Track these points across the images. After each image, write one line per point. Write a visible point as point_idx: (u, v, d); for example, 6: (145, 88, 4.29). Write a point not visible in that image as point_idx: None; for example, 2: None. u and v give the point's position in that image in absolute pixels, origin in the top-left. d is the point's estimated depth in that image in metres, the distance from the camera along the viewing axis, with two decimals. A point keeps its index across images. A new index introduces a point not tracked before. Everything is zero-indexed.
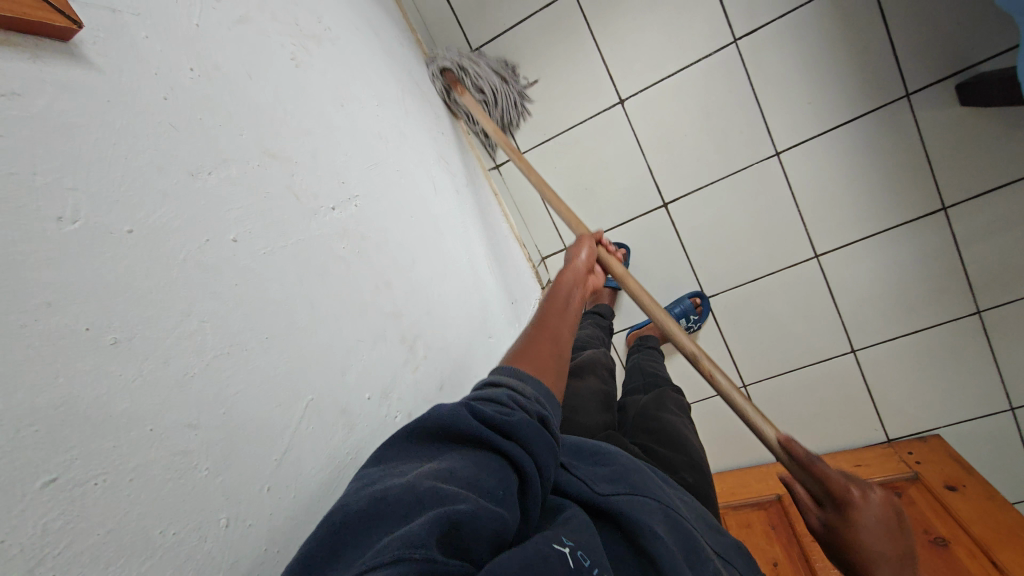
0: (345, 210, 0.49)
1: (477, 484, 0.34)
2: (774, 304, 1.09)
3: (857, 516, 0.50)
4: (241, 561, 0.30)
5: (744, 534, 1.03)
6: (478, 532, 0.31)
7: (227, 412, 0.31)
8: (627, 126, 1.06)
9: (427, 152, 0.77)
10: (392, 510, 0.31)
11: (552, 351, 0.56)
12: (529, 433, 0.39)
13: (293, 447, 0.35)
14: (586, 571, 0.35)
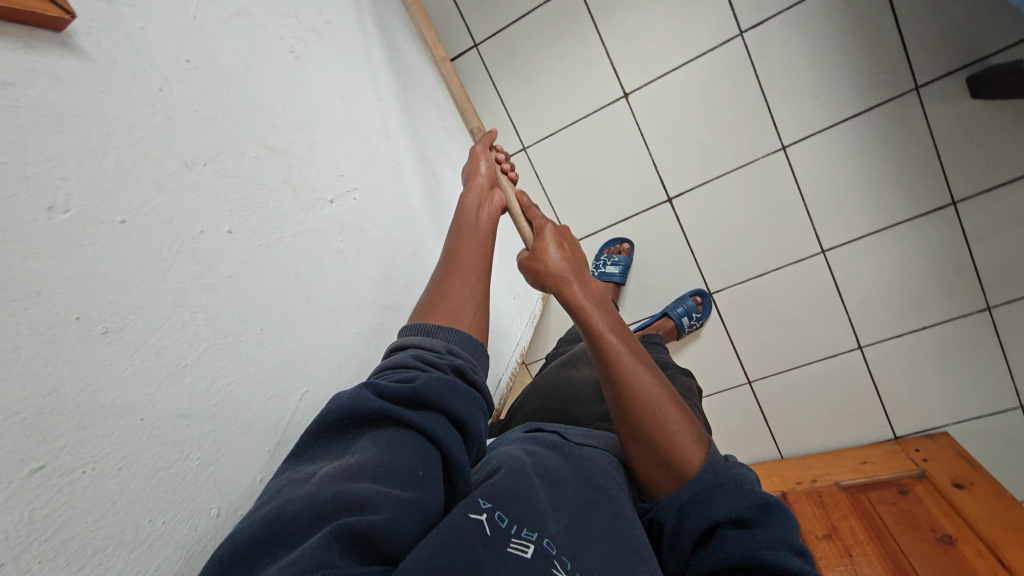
0: (342, 203, 0.49)
1: (388, 471, 0.36)
2: (779, 300, 1.08)
3: (548, 254, 0.60)
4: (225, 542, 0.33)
5: None
6: (391, 527, 0.33)
7: (220, 402, 0.34)
8: (631, 120, 1.05)
9: (428, 147, 0.76)
10: (295, 522, 0.32)
11: (467, 284, 0.54)
12: (433, 395, 0.42)
13: (282, 439, 0.38)
14: (505, 535, 0.37)
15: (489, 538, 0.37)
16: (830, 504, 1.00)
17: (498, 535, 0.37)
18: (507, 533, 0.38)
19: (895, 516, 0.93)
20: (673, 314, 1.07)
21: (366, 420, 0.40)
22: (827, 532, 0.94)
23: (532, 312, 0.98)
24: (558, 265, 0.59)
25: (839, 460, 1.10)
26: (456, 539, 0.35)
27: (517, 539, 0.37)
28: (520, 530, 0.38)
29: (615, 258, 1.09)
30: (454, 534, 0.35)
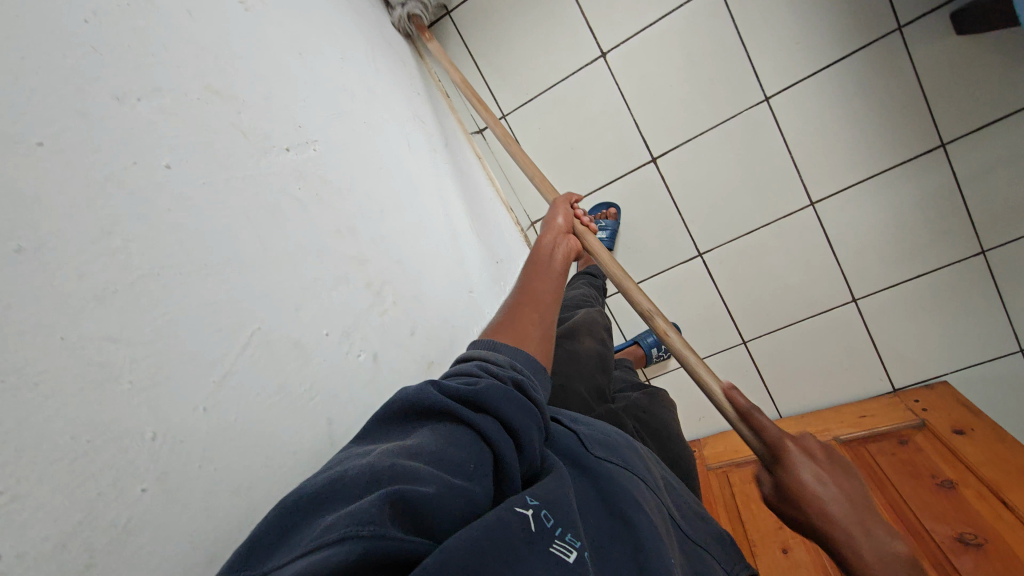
0: (301, 152, 0.47)
1: (442, 458, 0.35)
2: (771, 256, 1.07)
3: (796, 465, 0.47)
4: (171, 480, 0.27)
5: (747, 489, 1.01)
6: (437, 507, 0.31)
7: (162, 325, 0.29)
8: (610, 80, 1.03)
9: (400, 110, 0.75)
10: (339, 490, 0.30)
11: (537, 315, 0.59)
12: (495, 398, 0.41)
13: (235, 372, 0.31)
14: (549, 534, 0.36)
15: (534, 533, 0.35)
16: None
17: (543, 533, 0.35)
18: (552, 532, 0.36)
19: (895, 465, 0.92)
20: (645, 344, 1.17)
21: (426, 415, 0.39)
22: None
23: None
24: (825, 498, 0.44)
25: (838, 416, 1.09)
26: (501, 531, 0.33)
27: (560, 540, 0.36)
28: (564, 534, 0.37)
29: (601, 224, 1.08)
30: (502, 527, 0.33)
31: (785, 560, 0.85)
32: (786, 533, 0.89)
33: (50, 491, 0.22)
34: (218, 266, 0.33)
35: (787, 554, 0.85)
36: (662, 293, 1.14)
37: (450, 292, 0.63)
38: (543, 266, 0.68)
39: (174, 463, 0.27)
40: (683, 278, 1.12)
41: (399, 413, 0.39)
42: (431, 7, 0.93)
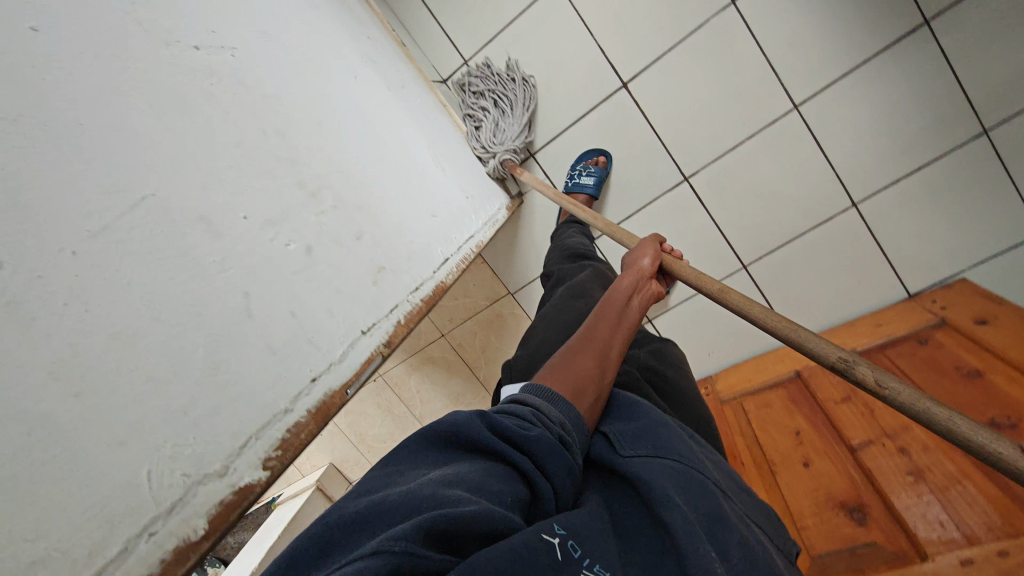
0: (214, 53, 0.43)
1: (483, 488, 0.37)
2: (759, 170, 1.03)
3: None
4: (20, 307, 0.25)
5: (763, 414, 0.97)
6: (472, 528, 0.33)
7: (10, 166, 0.26)
8: (569, 7, 0.99)
9: (347, 46, 0.73)
10: (385, 512, 0.33)
11: (598, 365, 0.52)
12: (543, 447, 0.41)
13: (115, 224, 0.30)
14: (577, 564, 0.35)
15: (562, 563, 0.34)
16: None
17: (571, 562, 0.34)
18: (579, 563, 0.35)
19: (918, 366, 0.86)
20: None
21: (475, 449, 0.41)
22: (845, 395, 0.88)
23: (497, 219, 0.91)
24: None
25: (853, 329, 1.04)
26: (528, 555, 0.33)
27: (591, 572, 0.35)
28: (592, 564, 0.35)
29: (590, 169, 1.06)
30: (529, 555, 0.33)
31: (807, 473, 0.79)
32: (806, 450, 0.83)
33: None
34: (93, 125, 0.31)
35: (809, 467, 0.80)
36: (650, 225, 1.12)
37: (406, 214, 0.61)
38: (614, 310, 0.59)
39: (24, 294, 0.26)
40: (670, 207, 1.09)
41: (448, 442, 0.41)
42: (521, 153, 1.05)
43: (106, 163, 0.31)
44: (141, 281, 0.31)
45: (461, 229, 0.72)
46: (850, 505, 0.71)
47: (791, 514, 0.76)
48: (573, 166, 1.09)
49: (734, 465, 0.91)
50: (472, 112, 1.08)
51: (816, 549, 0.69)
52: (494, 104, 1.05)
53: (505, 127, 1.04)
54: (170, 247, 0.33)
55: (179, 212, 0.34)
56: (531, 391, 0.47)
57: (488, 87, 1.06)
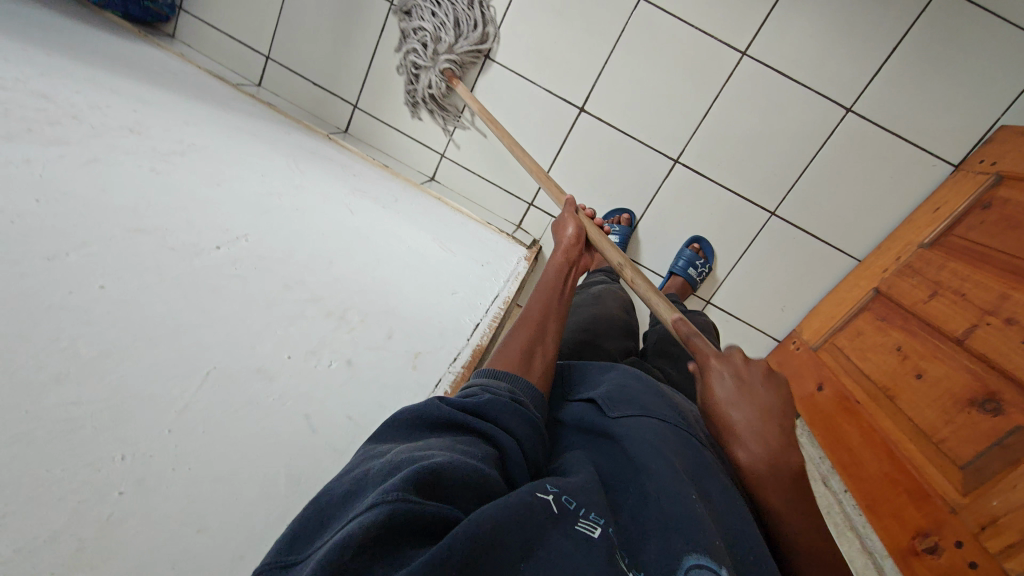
0: (231, 245, 0.56)
1: (455, 446, 0.39)
2: (738, 123, 1.04)
3: (713, 375, 0.53)
4: (147, 481, 0.33)
5: (857, 343, 0.92)
6: (456, 478, 0.34)
7: (115, 384, 0.35)
8: (506, 72, 1.09)
9: (335, 191, 0.86)
10: (368, 480, 0.34)
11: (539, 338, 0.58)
12: (502, 410, 0.44)
13: (197, 399, 0.38)
14: (573, 514, 0.37)
15: (558, 515, 0.36)
16: (924, 264, 0.89)
17: (566, 512, 0.36)
18: (575, 513, 0.37)
19: (993, 231, 0.80)
20: (678, 269, 1.09)
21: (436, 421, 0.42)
22: (932, 291, 0.83)
23: (519, 271, 0.96)
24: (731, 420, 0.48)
25: (914, 223, 0.98)
26: (520, 506, 0.34)
27: (585, 518, 0.37)
28: (587, 513, 0.37)
29: (614, 228, 1.11)
30: (525, 508, 0.35)
31: (924, 384, 0.74)
32: (915, 360, 0.78)
33: (36, 522, 0.28)
34: (162, 335, 0.40)
35: (923, 377, 0.74)
36: (665, 218, 1.13)
37: (429, 303, 0.68)
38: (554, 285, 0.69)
39: (145, 472, 0.33)
40: (674, 193, 1.11)
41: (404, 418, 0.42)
42: (463, 59, 1.04)
43: (178, 356, 0.40)
44: (225, 435, 0.39)
45: (482, 293, 0.78)
46: (978, 398, 0.65)
47: (926, 432, 0.69)
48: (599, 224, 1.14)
49: (849, 407, 0.83)
50: (408, 30, 1.06)
51: (963, 459, 0.63)
52: (437, 17, 1.03)
53: (448, 46, 1.03)
54: (238, 398, 0.41)
55: (239, 372, 0.42)
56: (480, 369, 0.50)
57: (425, 4, 1.03)
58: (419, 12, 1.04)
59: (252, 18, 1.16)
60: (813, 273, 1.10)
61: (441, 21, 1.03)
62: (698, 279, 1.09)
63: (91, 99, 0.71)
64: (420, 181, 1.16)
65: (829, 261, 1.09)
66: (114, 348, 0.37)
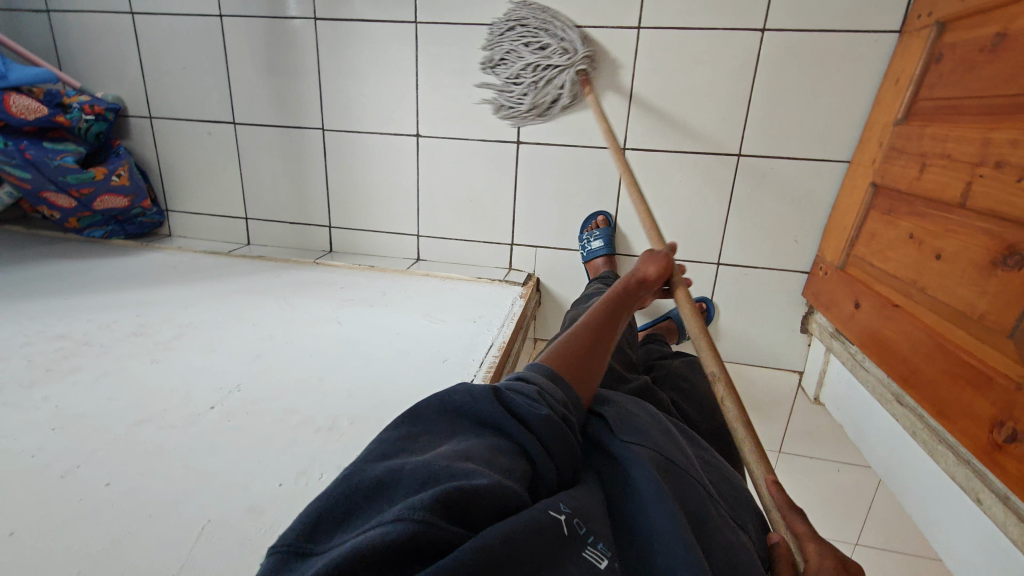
0: (225, 400, 0.62)
1: (490, 461, 0.43)
2: (666, 89, 1.03)
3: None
4: None
5: (873, 246, 0.85)
6: (478, 499, 0.38)
7: (117, 568, 0.40)
8: (439, 140, 1.15)
9: (324, 310, 0.93)
10: (406, 480, 0.39)
11: (597, 345, 0.61)
12: (547, 433, 0.47)
13: (196, 554, 0.42)
14: (581, 540, 0.41)
15: (567, 536, 0.40)
16: (904, 140, 0.82)
17: (575, 538, 0.40)
18: (584, 540, 0.41)
19: (953, 80, 0.74)
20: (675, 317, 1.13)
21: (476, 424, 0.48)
22: (921, 165, 0.76)
23: (516, 310, 0.98)
24: None
25: (882, 104, 0.92)
26: (535, 534, 0.38)
27: (592, 548, 0.40)
28: (595, 541, 0.41)
29: (595, 235, 1.11)
30: (539, 528, 0.39)
31: (946, 264, 0.67)
32: (930, 241, 0.71)
33: None
34: (159, 508, 0.45)
35: (942, 257, 0.68)
36: (640, 205, 1.12)
37: (422, 380, 0.70)
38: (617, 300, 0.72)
39: None
40: (637, 178, 1.10)
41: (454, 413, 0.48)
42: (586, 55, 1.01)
43: (177, 521, 0.44)
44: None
45: (476, 348, 0.80)
46: (999, 257, 0.58)
47: (966, 313, 0.62)
48: (580, 235, 1.14)
49: (890, 313, 0.76)
50: (514, 74, 1.05)
51: (1007, 327, 0.55)
52: (537, 42, 1.02)
53: (566, 55, 1.01)
54: (234, 538, 0.43)
55: (234, 514, 0.46)
56: (535, 372, 0.53)
57: (521, 48, 1.03)
58: (513, 53, 1.04)
59: (221, 192, 1.30)
60: (809, 194, 1.04)
61: (547, 43, 1.02)
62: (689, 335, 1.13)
63: (100, 322, 0.82)
64: (408, 266, 1.22)
65: (820, 176, 1.02)
66: (118, 536, 0.42)
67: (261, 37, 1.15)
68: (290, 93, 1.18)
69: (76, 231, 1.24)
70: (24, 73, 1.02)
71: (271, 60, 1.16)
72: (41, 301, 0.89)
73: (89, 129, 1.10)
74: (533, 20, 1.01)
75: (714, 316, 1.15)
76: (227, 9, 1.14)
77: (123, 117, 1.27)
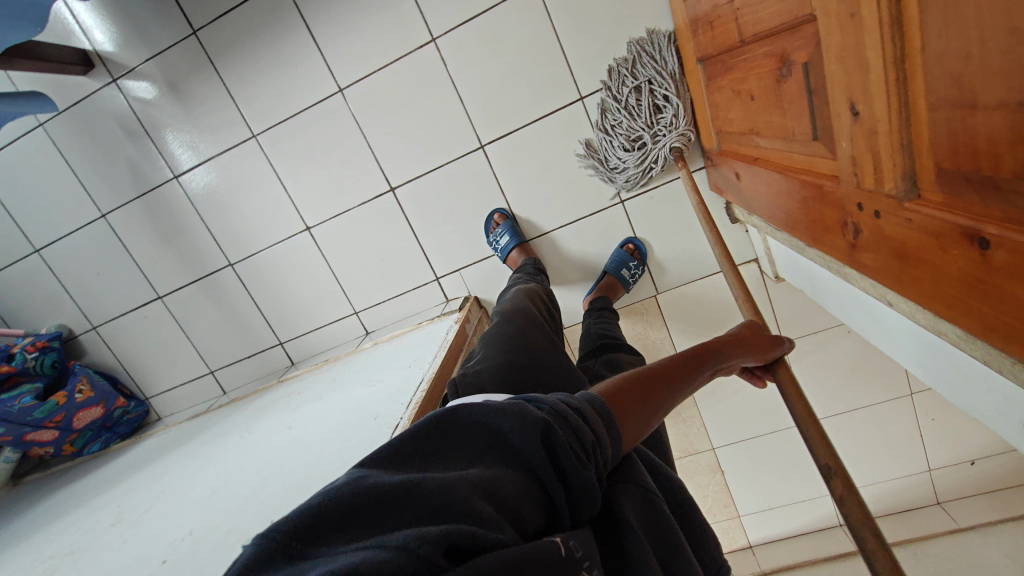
0: (175, 549, 0.65)
1: (510, 503, 0.37)
2: (487, 78, 1.05)
3: None
4: None
5: (723, 115, 0.83)
6: (487, 541, 0.32)
7: None
8: (328, 222, 1.19)
9: (278, 422, 0.96)
10: (417, 507, 0.34)
11: (662, 396, 0.55)
12: (577, 483, 0.41)
13: None
14: (577, 562, 0.35)
15: (567, 559, 0.34)
16: (695, 12, 0.81)
17: (570, 559, 0.35)
18: (579, 564, 0.35)
19: None
20: (610, 269, 1.11)
21: (510, 451, 0.41)
22: (711, 26, 0.75)
23: (447, 338, 0.98)
24: None
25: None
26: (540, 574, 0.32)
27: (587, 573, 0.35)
28: (590, 567, 0.35)
29: (499, 232, 1.12)
30: (543, 554, 0.33)
31: (759, 101, 0.65)
32: (745, 85, 0.69)
33: None
34: None
35: (756, 96, 0.66)
36: (524, 185, 1.12)
37: (352, 446, 0.71)
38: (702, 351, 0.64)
39: None
40: (508, 165, 1.11)
41: (490, 433, 0.42)
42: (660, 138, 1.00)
43: None
44: None
45: (404, 392, 0.81)
46: (780, 69, 0.56)
47: (789, 137, 0.59)
48: (487, 240, 1.15)
49: (755, 166, 0.74)
50: (626, 137, 1.01)
51: (810, 130, 0.53)
52: (631, 130, 1.01)
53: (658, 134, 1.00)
54: None
55: None
56: (588, 407, 0.46)
57: (624, 128, 1.01)
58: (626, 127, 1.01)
59: (179, 361, 1.37)
60: None
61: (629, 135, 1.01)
62: (632, 279, 1.11)
63: (86, 525, 0.88)
64: (358, 345, 1.25)
65: None
66: None
67: (143, 215, 1.23)
68: (189, 249, 1.25)
69: (75, 454, 1.28)
70: None
71: (160, 230, 1.24)
72: (42, 532, 0.96)
73: (40, 362, 1.21)
74: (624, 122, 1.01)
75: (646, 251, 1.13)
76: (105, 207, 1.24)
77: (72, 339, 1.37)
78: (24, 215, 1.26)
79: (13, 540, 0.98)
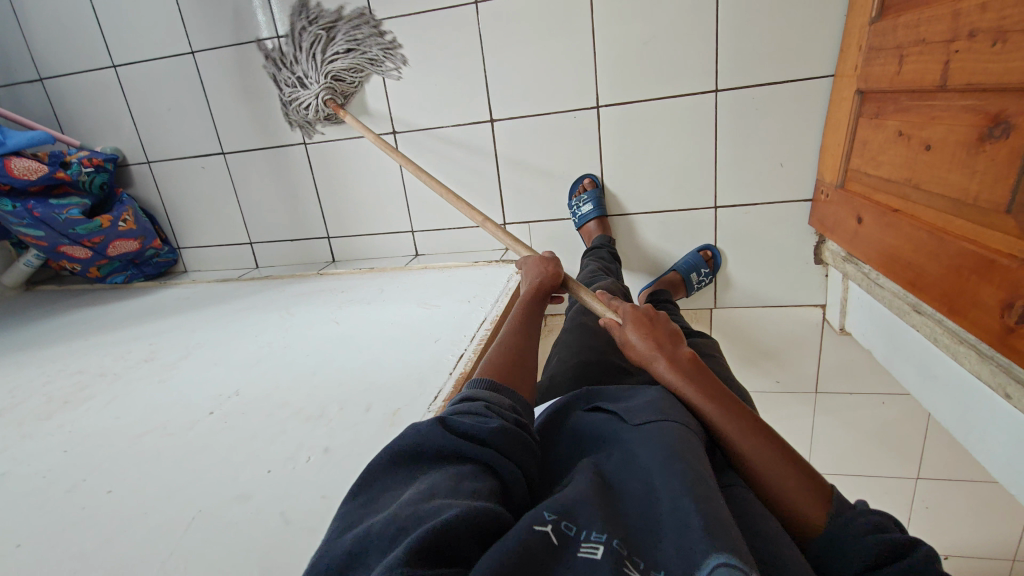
0: (221, 404, 0.65)
1: (454, 489, 0.36)
2: (629, 39, 1.00)
3: None
4: None
5: (868, 151, 0.80)
6: (448, 534, 0.31)
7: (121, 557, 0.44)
8: (415, 133, 1.16)
9: (321, 313, 0.95)
10: (377, 548, 0.32)
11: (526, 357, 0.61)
12: (505, 442, 0.41)
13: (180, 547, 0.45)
14: (574, 541, 0.34)
15: (558, 546, 0.33)
16: (881, 38, 0.77)
17: (567, 545, 0.33)
18: (576, 539, 0.34)
19: None
20: (680, 268, 1.09)
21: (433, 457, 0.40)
22: (898, 59, 0.71)
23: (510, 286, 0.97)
24: None
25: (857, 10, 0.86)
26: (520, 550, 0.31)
27: (585, 543, 0.33)
28: (588, 534, 0.34)
29: (584, 198, 1.08)
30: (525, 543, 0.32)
31: (935, 154, 0.62)
32: (923, 131, 0.65)
33: None
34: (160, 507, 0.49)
35: (933, 147, 0.63)
36: (624, 160, 1.09)
37: (411, 364, 0.70)
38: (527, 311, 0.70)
39: None
40: (616, 135, 1.07)
41: (406, 457, 0.40)
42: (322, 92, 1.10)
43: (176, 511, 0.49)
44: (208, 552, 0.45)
45: (466, 326, 0.80)
46: (987, 130, 0.53)
47: (962, 200, 0.57)
48: (569, 202, 1.12)
49: (894, 213, 0.71)
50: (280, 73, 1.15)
51: (1004, 201, 0.51)
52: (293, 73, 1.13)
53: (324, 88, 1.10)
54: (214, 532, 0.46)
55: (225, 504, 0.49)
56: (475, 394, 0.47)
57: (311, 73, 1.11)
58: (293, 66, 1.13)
59: (223, 222, 1.35)
60: (798, 119, 0.99)
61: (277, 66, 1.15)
62: (697, 286, 1.09)
63: (117, 351, 0.88)
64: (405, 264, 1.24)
65: (805, 96, 0.97)
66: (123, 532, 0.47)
67: (232, 65, 1.19)
68: (267, 115, 1.21)
69: (99, 279, 1.31)
70: (22, 137, 1.08)
71: (244, 86, 1.20)
72: (68, 343, 0.96)
73: (93, 180, 1.18)
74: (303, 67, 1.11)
75: (721, 263, 1.11)
76: (197, 45, 1.18)
77: (124, 166, 1.34)
78: (112, 25, 1.21)
79: (36, 343, 0.99)
